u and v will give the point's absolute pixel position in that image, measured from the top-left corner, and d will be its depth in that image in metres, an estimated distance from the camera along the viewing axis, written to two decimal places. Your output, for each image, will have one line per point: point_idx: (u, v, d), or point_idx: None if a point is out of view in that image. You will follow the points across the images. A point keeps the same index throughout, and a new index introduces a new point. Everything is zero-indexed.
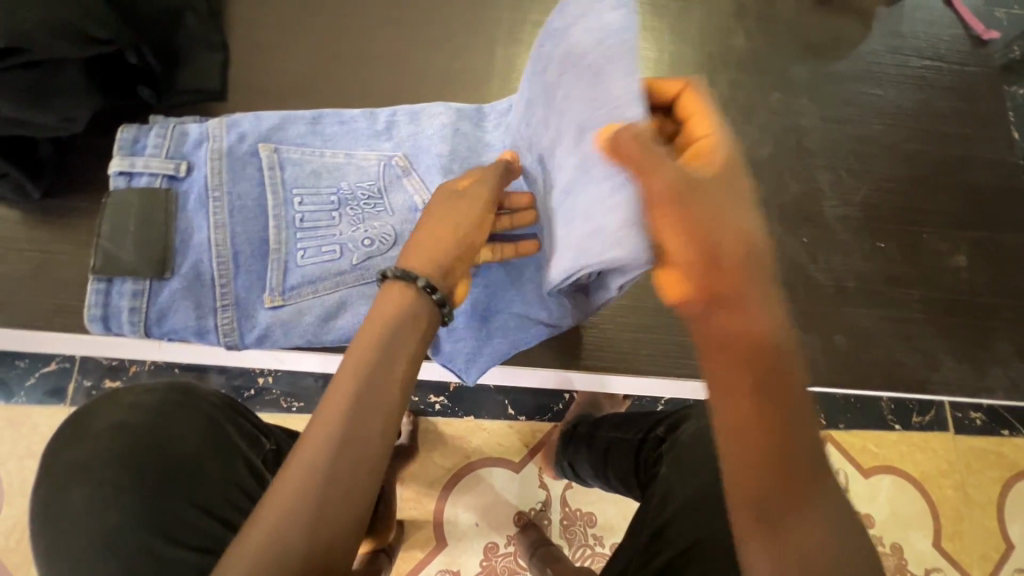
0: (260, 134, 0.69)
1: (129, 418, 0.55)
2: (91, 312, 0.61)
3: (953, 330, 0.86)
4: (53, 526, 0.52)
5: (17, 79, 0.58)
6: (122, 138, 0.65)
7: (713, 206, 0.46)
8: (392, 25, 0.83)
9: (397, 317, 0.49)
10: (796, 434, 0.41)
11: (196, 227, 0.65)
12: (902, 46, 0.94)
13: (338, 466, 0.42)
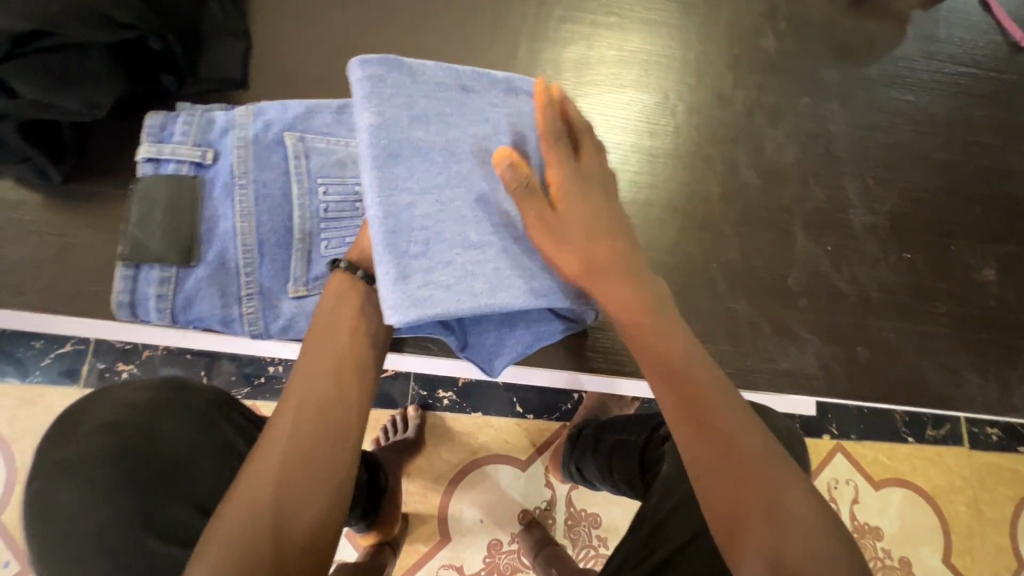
0: (285, 123, 0.67)
1: (122, 417, 0.53)
2: (119, 298, 0.62)
3: (979, 346, 0.84)
4: (43, 525, 0.51)
5: (42, 63, 0.59)
6: (150, 124, 0.65)
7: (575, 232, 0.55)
8: (415, 16, 0.82)
9: (342, 303, 0.53)
10: (721, 416, 0.49)
11: (222, 215, 0.65)
12: (938, 52, 0.91)
13: (290, 457, 0.45)
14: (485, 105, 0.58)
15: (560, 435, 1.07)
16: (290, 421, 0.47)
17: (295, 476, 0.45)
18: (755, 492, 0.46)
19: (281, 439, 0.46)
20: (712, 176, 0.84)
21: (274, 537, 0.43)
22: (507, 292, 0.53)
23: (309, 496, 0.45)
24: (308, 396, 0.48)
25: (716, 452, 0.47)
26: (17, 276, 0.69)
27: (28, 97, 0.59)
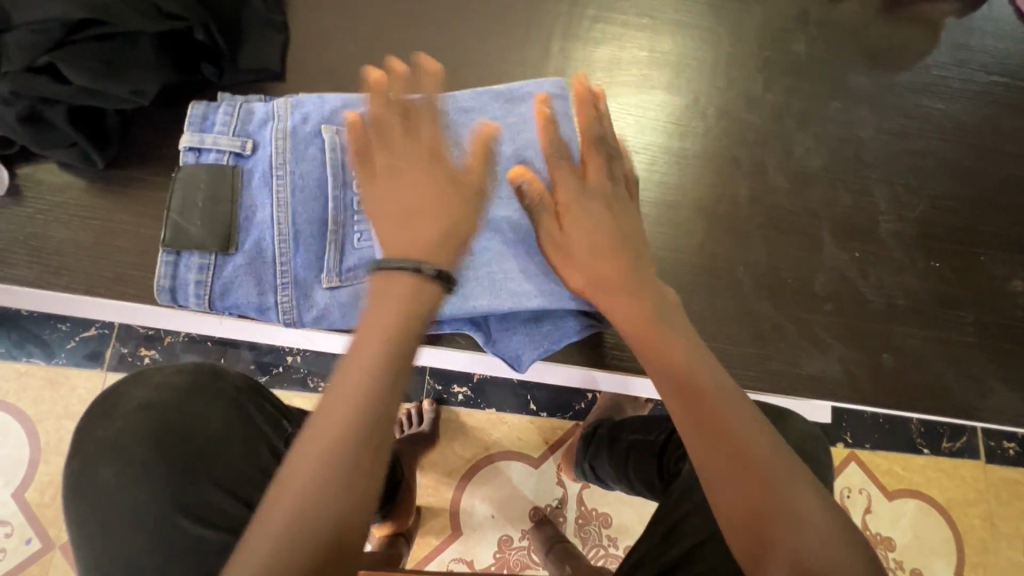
0: (322, 116, 0.68)
1: (158, 397, 0.58)
2: (161, 284, 0.64)
3: (1006, 357, 0.83)
4: (87, 498, 0.56)
5: (95, 51, 0.62)
6: (192, 114, 0.67)
7: (581, 239, 0.62)
8: (448, 12, 0.83)
9: (415, 308, 0.47)
10: (727, 419, 0.51)
11: (259, 205, 0.66)
12: (971, 60, 0.90)
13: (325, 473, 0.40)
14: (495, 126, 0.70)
15: (574, 434, 1.09)
16: (324, 433, 0.42)
17: (342, 496, 0.40)
18: (767, 497, 0.48)
19: (314, 453, 0.41)
20: (739, 179, 0.84)
21: (320, 561, 0.39)
22: (504, 293, 0.66)
23: (354, 522, 0.40)
24: (362, 401, 0.43)
25: (733, 466, 0.49)
26: (60, 257, 0.71)
27: (80, 84, 0.62)
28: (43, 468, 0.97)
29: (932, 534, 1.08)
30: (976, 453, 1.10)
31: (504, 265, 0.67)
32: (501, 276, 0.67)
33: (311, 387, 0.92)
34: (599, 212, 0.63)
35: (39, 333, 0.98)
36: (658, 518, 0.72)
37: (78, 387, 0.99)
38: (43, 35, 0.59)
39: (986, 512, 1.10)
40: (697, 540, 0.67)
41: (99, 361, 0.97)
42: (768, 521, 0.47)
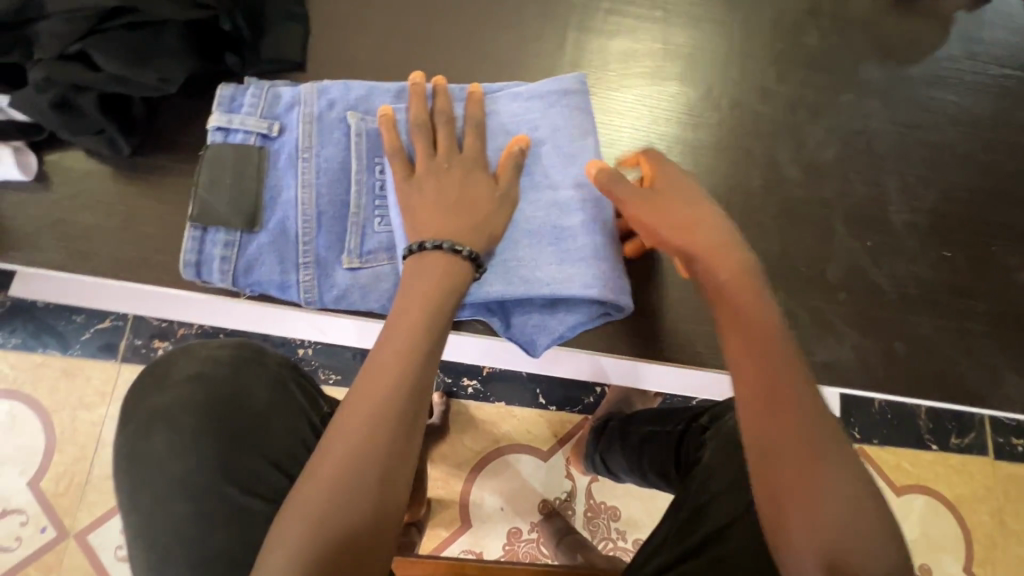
0: (348, 103, 0.69)
1: (207, 369, 0.62)
2: (186, 258, 0.65)
3: (1020, 348, 0.83)
4: (138, 465, 0.60)
5: (125, 39, 0.64)
6: (220, 95, 0.68)
7: (676, 199, 0.65)
8: (466, 5, 0.84)
9: (440, 290, 0.58)
10: (789, 394, 0.55)
11: (285, 185, 0.68)
12: (983, 53, 0.91)
13: (364, 439, 0.50)
14: (516, 119, 0.70)
15: (582, 428, 1.18)
16: (363, 405, 0.52)
17: (383, 446, 0.51)
18: (803, 476, 0.52)
19: (355, 420, 0.51)
20: (752, 169, 0.85)
21: (368, 499, 0.49)
22: (536, 277, 0.67)
23: (392, 469, 0.51)
24: (395, 379, 0.53)
25: (785, 449, 0.53)
26: (86, 242, 0.72)
27: (108, 70, 0.64)
28: (58, 459, 1.01)
29: (941, 528, 1.13)
30: (985, 450, 1.16)
31: (524, 252, 0.67)
32: (520, 263, 0.67)
33: (321, 378, 1.00)
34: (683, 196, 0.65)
35: (56, 325, 1.02)
36: (680, 504, 0.73)
37: (92, 378, 1.03)
38: (75, 23, 0.62)
39: (996, 508, 1.15)
40: (717, 526, 0.68)
41: (114, 352, 1.02)
42: (798, 496, 0.52)
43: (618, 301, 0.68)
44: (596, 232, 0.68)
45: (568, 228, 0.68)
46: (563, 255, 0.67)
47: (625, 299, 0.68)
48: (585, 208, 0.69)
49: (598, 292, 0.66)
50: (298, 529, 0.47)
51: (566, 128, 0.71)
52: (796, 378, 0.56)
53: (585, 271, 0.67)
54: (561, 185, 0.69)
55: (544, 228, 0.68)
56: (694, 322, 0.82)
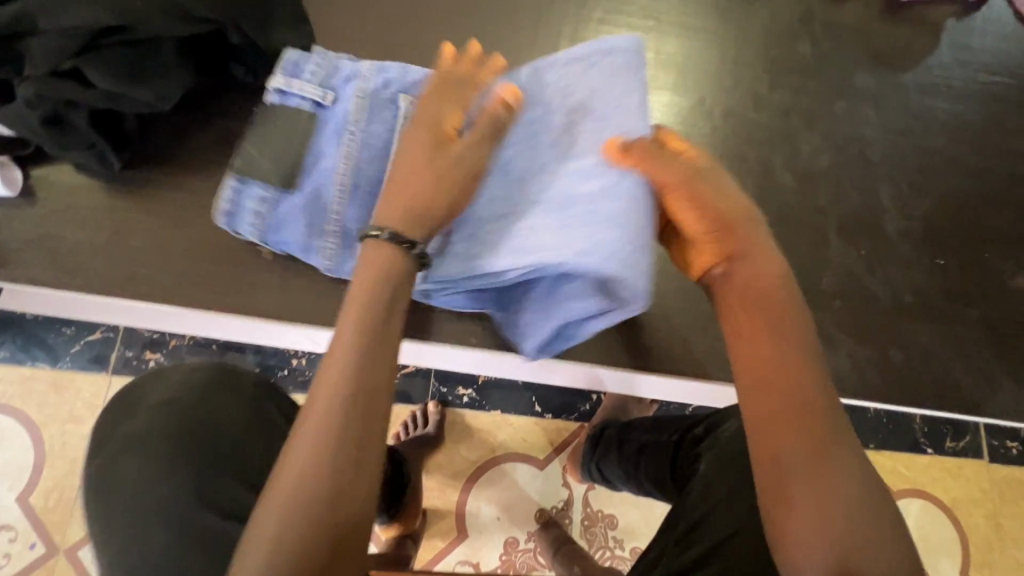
0: (405, 85, 0.71)
1: (179, 392, 0.66)
2: (222, 206, 0.68)
3: (1016, 354, 0.83)
4: (109, 492, 0.62)
5: (122, 56, 0.63)
6: (285, 59, 0.70)
7: (711, 187, 0.61)
8: (459, 15, 0.84)
9: (382, 283, 0.56)
10: (807, 403, 0.55)
11: (326, 153, 0.70)
12: (973, 60, 0.92)
13: (323, 445, 0.49)
14: (546, 88, 0.70)
15: (578, 436, 1.18)
16: (316, 410, 0.50)
17: (339, 452, 0.49)
18: (805, 481, 0.52)
19: (311, 426, 0.50)
20: (746, 177, 0.84)
21: (326, 509, 0.47)
22: (546, 249, 0.62)
23: (352, 476, 0.49)
24: (346, 382, 0.51)
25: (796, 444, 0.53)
26: (72, 257, 0.71)
27: (103, 87, 0.63)
28: (48, 473, 1.01)
29: (938, 531, 1.16)
30: (980, 452, 1.20)
31: (533, 226, 0.64)
32: (526, 236, 0.64)
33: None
34: (733, 194, 0.62)
35: (46, 338, 1.05)
36: (677, 521, 0.73)
37: (83, 391, 1.04)
38: (72, 39, 0.61)
39: (991, 511, 1.18)
40: (716, 540, 0.67)
41: (105, 364, 1.04)
42: (809, 506, 0.51)
43: (624, 280, 0.60)
44: (614, 200, 0.62)
45: (585, 198, 0.63)
46: (569, 224, 0.62)
47: (634, 280, 0.60)
48: (606, 174, 0.63)
49: (597, 266, 0.59)
50: (266, 546, 0.46)
51: (604, 90, 0.68)
52: (813, 378, 0.56)
53: (587, 241, 0.61)
54: (587, 152, 0.65)
55: (558, 198, 0.64)
56: (690, 332, 0.82)
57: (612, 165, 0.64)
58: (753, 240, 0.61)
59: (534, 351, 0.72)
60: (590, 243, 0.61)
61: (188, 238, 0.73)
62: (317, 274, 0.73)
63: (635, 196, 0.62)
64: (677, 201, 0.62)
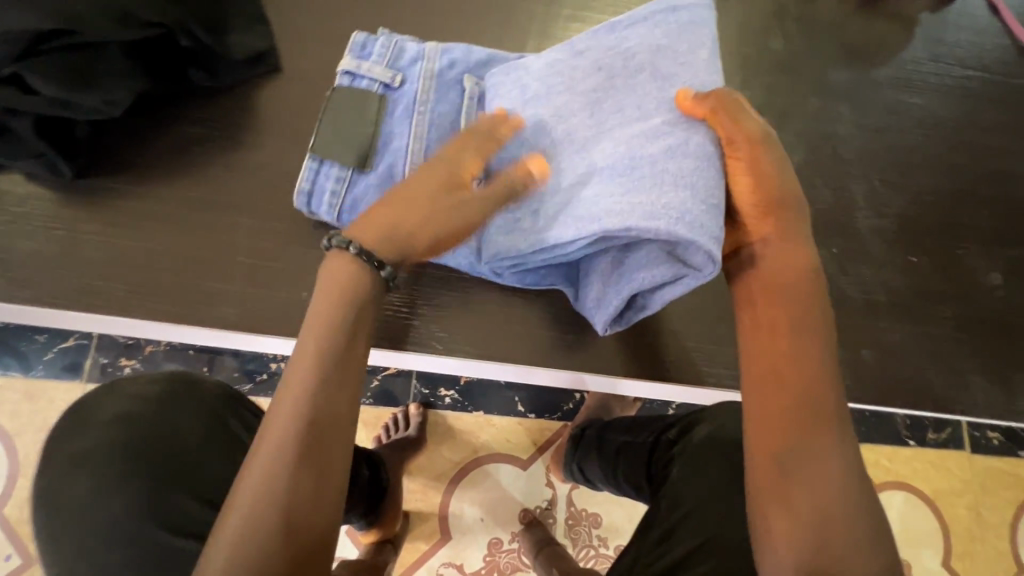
0: (468, 67, 0.74)
1: (134, 407, 0.65)
2: (301, 186, 0.70)
3: (989, 350, 0.83)
4: (67, 507, 0.63)
5: (66, 61, 0.61)
6: (354, 43, 0.75)
7: (769, 161, 0.60)
8: (424, 13, 0.82)
9: (345, 298, 0.57)
10: (810, 407, 0.55)
11: (396, 133, 0.71)
12: (946, 55, 0.91)
13: (282, 455, 0.51)
14: (608, 51, 0.66)
15: (562, 435, 1.17)
16: (280, 420, 0.52)
17: (297, 462, 0.51)
18: (783, 481, 0.54)
19: (271, 437, 0.52)
20: None
21: (282, 517, 0.49)
22: (614, 217, 0.57)
23: (312, 483, 0.51)
24: (309, 391, 0.53)
25: (775, 442, 0.55)
26: (25, 268, 0.69)
27: (47, 93, 0.61)
28: (21, 484, 0.99)
29: (921, 523, 1.16)
30: (961, 444, 1.21)
31: (595, 191, 0.60)
32: (594, 203, 0.60)
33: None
34: (787, 167, 0.61)
35: (17, 345, 1.03)
36: (649, 528, 0.73)
37: (57, 399, 1.02)
38: (11, 45, 0.59)
39: (972, 502, 1.19)
40: (686, 550, 0.67)
41: (79, 372, 1.03)
42: (779, 505, 0.53)
43: (697, 242, 0.55)
44: (682, 157, 0.57)
45: (657, 158, 0.58)
46: (634, 185, 0.58)
47: (707, 241, 0.55)
48: (674, 131, 0.59)
49: (665, 227, 0.55)
50: (228, 550, 0.49)
51: (668, 48, 0.64)
52: (818, 380, 0.56)
53: (655, 200, 0.56)
54: (652, 113, 0.61)
55: (619, 159, 0.60)
56: None
57: (686, 120, 0.59)
58: (792, 220, 0.61)
59: (608, 327, 0.69)
60: (658, 207, 0.56)
61: (146, 248, 0.71)
62: (280, 283, 0.72)
63: (706, 154, 0.58)
64: (735, 165, 0.60)
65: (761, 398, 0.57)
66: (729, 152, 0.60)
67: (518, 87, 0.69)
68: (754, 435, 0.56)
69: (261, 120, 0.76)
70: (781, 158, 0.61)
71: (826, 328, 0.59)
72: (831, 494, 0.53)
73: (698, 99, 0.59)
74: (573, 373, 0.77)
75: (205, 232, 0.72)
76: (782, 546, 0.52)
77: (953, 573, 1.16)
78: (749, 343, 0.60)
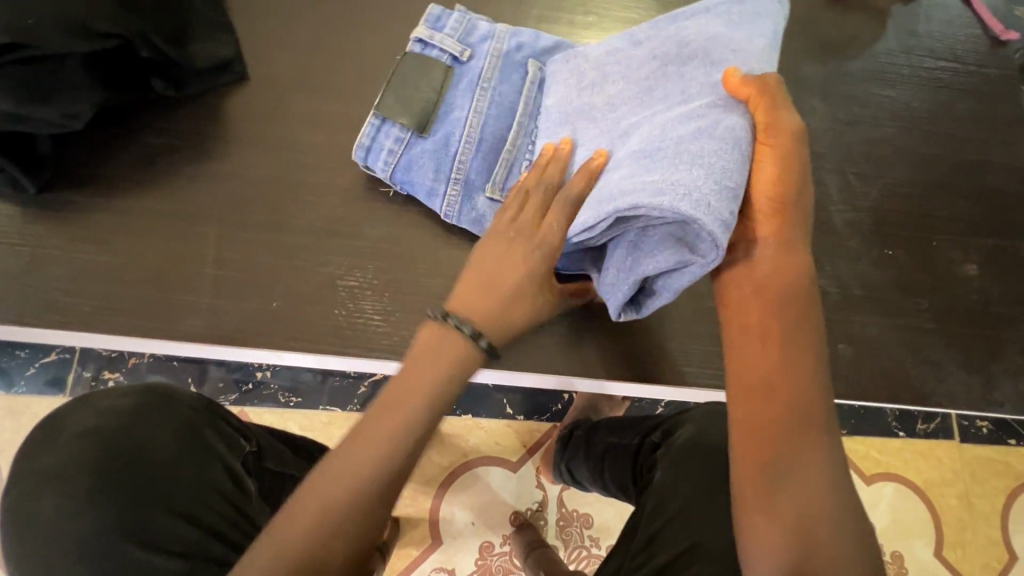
0: (533, 51, 0.75)
1: (105, 422, 0.61)
2: (361, 140, 0.72)
3: (967, 341, 0.83)
4: (25, 532, 0.57)
5: (19, 74, 0.60)
6: (428, 14, 0.76)
7: (796, 160, 0.57)
8: (393, 18, 0.82)
9: (457, 373, 0.59)
10: (806, 422, 0.55)
11: (458, 105, 0.73)
12: (919, 47, 0.91)
13: (354, 487, 0.54)
14: (667, 37, 0.64)
15: (551, 437, 1.17)
16: (363, 452, 0.55)
17: (365, 498, 0.54)
18: (761, 486, 0.54)
19: (350, 466, 0.55)
20: None
21: (331, 543, 0.53)
22: (634, 193, 0.53)
23: (362, 519, 0.54)
24: (396, 437, 0.56)
25: (760, 450, 0.55)
26: None
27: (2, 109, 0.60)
28: None
29: (912, 514, 1.16)
30: (950, 433, 1.21)
31: (620, 172, 0.57)
32: (611, 184, 0.57)
33: (282, 401, 1.06)
34: (808, 171, 0.59)
35: None
36: (635, 532, 0.72)
37: (38, 415, 1.01)
38: None
39: (962, 491, 1.19)
40: (671, 555, 0.66)
41: (62, 386, 1.02)
42: (758, 509, 0.53)
43: (700, 221, 0.50)
44: (709, 138, 0.53)
45: (688, 136, 0.54)
46: (656, 164, 0.54)
47: (710, 219, 0.50)
48: (708, 113, 0.55)
49: (670, 203, 0.51)
50: (273, 556, 0.51)
51: (725, 35, 0.60)
52: (807, 392, 0.55)
53: (667, 178, 0.52)
54: (695, 97, 0.58)
55: (649, 141, 0.57)
56: None
57: (726, 101, 0.56)
58: (793, 225, 0.59)
59: (621, 313, 0.61)
60: (671, 184, 0.51)
61: (113, 262, 0.70)
62: (250, 294, 0.71)
63: (736, 137, 0.54)
64: (764, 152, 0.57)
65: (753, 406, 0.56)
66: (761, 137, 0.57)
67: (575, 70, 0.69)
68: (740, 443, 0.56)
69: (228, 129, 0.75)
70: (807, 160, 0.59)
71: (817, 341, 0.57)
72: (813, 500, 0.53)
73: (747, 82, 0.56)
74: (561, 376, 0.76)
75: (172, 243, 0.71)
76: (768, 548, 0.52)
77: (944, 564, 1.16)
78: (735, 351, 0.59)
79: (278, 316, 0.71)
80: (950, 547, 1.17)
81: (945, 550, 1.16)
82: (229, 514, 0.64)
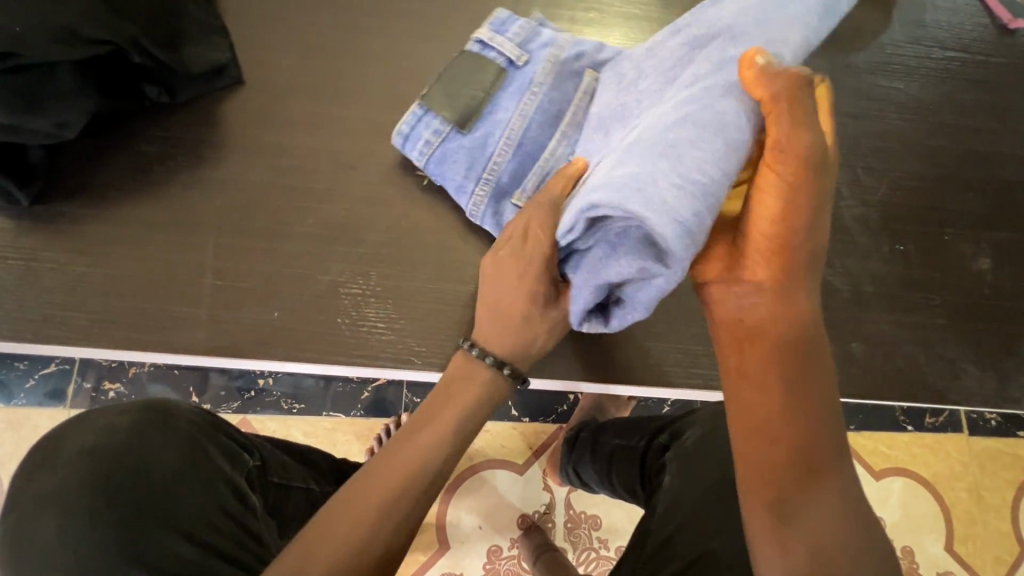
0: (593, 60, 0.73)
1: (102, 441, 0.60)
2: (401, 128, 0.72)
3: (980, 336, 0.81)
4: (23, 557, 0.56)
5: (11, 84, 0.58)
6: (496, 16, 0.75)
7: (810, 191, 0.52)
8: (390, 18, 0.80)
9: (487, 399, 0.61)
10: (816, 451, 0.52)
11: (503, 107, 0.71)
12: (925, 37, 0.90)
13: (392, 495, 0.54)
14: (703, 27, 0.60)
15: (557, 438, 1.15)
16: (402, 459, 0.56)
17: (402, 505, 0.54)
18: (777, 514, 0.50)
19: (390, 471, 0.56)
20: None
21: (363, 550, 0.52)
22: (599, 186, 0.50)
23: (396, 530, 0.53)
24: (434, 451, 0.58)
25: (769, 478, 0.51)
26: None
27: None
28: None
29: (923, 509, 1.15)
30: (960, 427, 1.20)
31: (604, 164, 0.55)
32: (592, 178, 0.54)
33: (285, 408, 1.04)
34: (826, 204, 0.53)
35: None
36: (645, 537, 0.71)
37: (39, 427, 1.00)
38: None
39: (973, 484, 1.18)
40: (686, 560, 0.65)
41: (62, 398, 1.00)
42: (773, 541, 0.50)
43: (647, 222, 0.46)
44: (692, 125, 0.49)
45: (675, 123, 0.50)
46: (633, 153, 0.50)
47: (662, 221, 0.46)
48: (703, 97, 0.51)
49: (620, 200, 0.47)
50: (307, 556, 0.50)
51: (757, 22, 0.57)
52: (812, 422, 0.53)
53: (637, 169, 0.48)
54: (703, 79, 0.54)
55: (639, 132, 0.53)
56: (649, 338, 0.80)
57: (734, 89, 0.52)
58: (794, 271, 0.54)
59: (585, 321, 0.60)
60: (633, 184, 0.47)
61: (110, 273, 0.68)
62: (250, 304, 0.70)
63: (724, 122, 0.50)
64: (769, 179, 0.52)
65: (759, 437, 0.53)
66: (769, 159, 0.51)
67: (621, 75, 0.68)
68: (743, 477, 0.53)
69: (223, 136, 0.74)
70: (826, 195, 0.53)
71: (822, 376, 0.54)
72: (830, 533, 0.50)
73: (766, 77, 0.51)
74: (568, 381, 0.78)
75: (170, 253, 0.70)
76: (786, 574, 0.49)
77: (957, 558, 1.15)
78: (733, 396, 0.55)
79: (279, 326, 0.70)
80: (962, 541, 1.15)
81: (958, 545, 1.15)
82: (234, 532, 0.62)
